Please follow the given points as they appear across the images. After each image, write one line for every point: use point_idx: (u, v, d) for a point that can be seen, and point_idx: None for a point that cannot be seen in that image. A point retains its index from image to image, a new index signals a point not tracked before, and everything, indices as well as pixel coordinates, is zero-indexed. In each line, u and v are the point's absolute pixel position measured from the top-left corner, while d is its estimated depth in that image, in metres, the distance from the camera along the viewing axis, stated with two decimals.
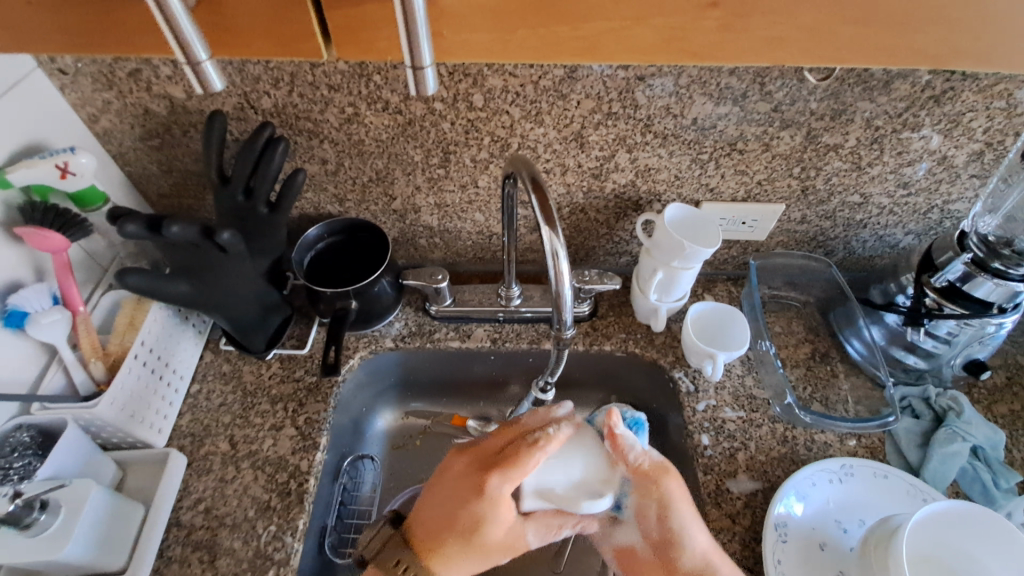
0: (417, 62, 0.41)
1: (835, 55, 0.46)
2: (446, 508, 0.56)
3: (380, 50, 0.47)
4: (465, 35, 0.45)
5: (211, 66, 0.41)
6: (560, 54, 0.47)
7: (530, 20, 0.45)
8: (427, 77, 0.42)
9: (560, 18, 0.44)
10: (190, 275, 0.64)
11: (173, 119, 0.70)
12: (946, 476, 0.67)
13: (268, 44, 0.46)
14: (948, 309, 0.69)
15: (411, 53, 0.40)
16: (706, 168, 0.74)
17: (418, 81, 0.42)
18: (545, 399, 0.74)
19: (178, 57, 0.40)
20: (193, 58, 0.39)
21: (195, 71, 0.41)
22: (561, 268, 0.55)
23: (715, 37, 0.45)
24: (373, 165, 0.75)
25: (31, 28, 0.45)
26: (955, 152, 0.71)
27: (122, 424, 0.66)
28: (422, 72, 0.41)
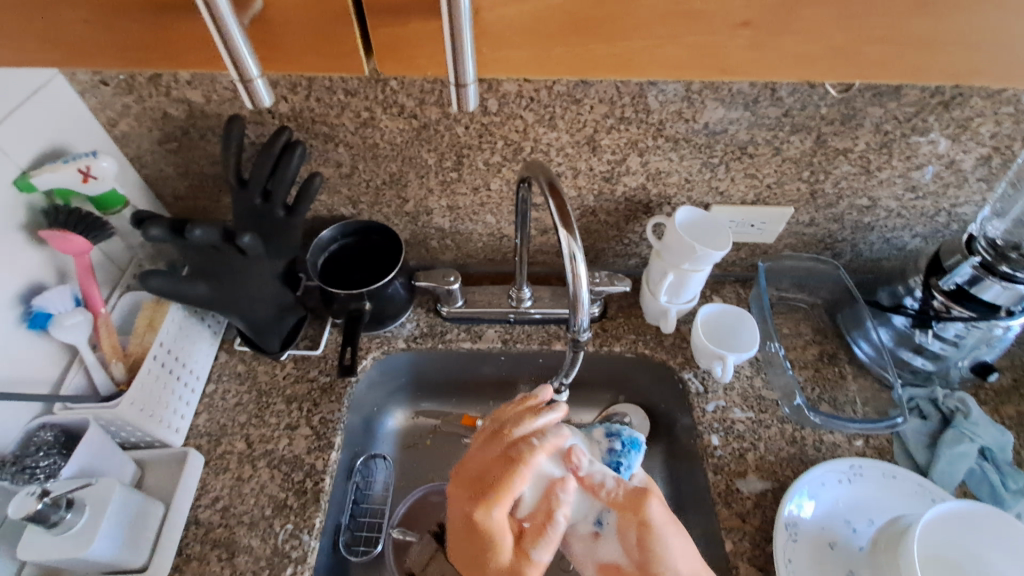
0: (461, 80, 0.43)
1: (861, 72, 0.48)
2: (460, 550, 0.52)
3: (422, 67, 0.48)
4: (504, 51, 0.46)
5: (262, 82, 0.42)
6: (595, 70, 0.48)
7: (570, 40, 0.46)
8: (467, 94, 0.44)
9: (599, 37, 0.46)
10: (209, 277, 0.65)
11: (191, 123, 0.71)
12: (954, 477, 0.68)
13: (313, 61, 0.48)
14: (956, 311, 0.70)
15: (455, 70, 0.42)
16: (716, 171, 0.75)
17: (461, 99, 0.44)
18: (559, 400, 0.75)
19: (232, 75, 0.42)
20: (246, 76, 0.41)
21: (247, 88, 0.42)
22: (579, 271, 0.56)
23: (746, 54, 0.47)
24: (387, 168, 0.76)
25: (89, 46, 0.47)
26: (963, 157, 0.72)
27: (142, 423, 0.67)
28: (463, 88, 0.43)
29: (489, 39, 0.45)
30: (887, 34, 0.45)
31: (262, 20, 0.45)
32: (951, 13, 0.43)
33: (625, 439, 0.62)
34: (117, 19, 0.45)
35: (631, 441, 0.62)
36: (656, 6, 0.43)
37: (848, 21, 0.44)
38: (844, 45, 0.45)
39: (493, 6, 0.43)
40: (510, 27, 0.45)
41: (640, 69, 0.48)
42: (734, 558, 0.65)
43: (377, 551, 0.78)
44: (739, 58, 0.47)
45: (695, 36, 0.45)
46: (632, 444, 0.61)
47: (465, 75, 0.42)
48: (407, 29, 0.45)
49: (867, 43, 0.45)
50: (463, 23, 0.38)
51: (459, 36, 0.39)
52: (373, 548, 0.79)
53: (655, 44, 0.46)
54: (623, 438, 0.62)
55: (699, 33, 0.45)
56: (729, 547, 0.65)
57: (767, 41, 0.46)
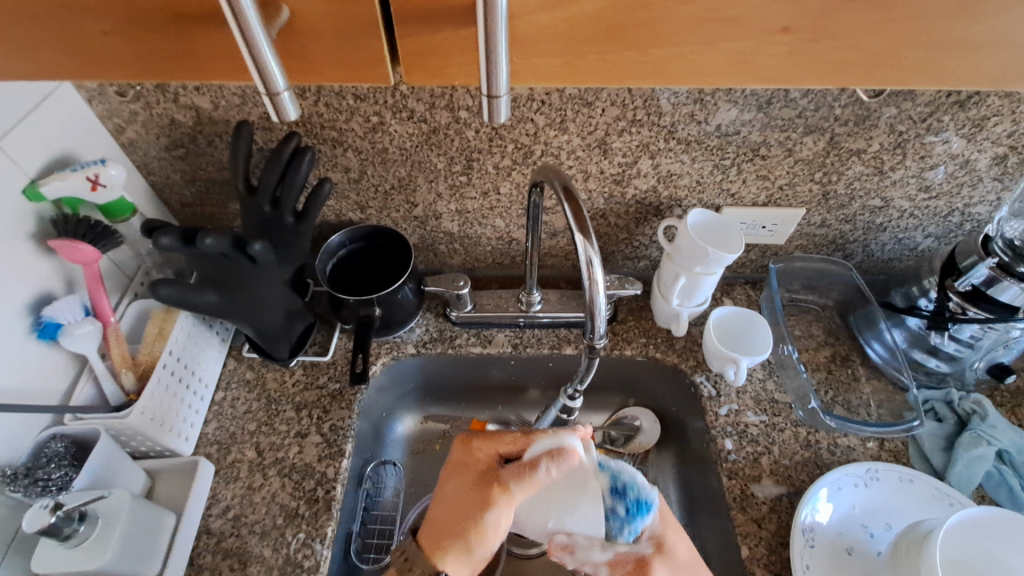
0: (492, 91, 0.41)
1: (901, 76, 0.47)
2: (449, 510, 0.56)
3: (448, 75, 0.48)
4: (534, 59, 0.46)
5: (288, 94, 0.41)
6: (628, 77, 0.48)
7: (601, 47, 0.45)
8: (501, 105, 0.42)
9: (630, 43, 0.45)
10: (219, 286, 0.64)
11: (199, 130, 0.71)
12: (972, 480, 0.67)
13: (341, 70, 0.48)
14: (972, 313, 0.70)
15: (488, 82, 0.41)
16: (728, 173, 0.74)
17: (492, 110, 0.43)
18: (573, 406, 0.75)
19: (258, 88, 0.41)
20: (273, 88, 0.40)
21: (272, 101, 0.41)
22: (596, 276, 0.55)
23: (782, 61, 0.46)
24: (396, 172, 0.75)
25: (112, 57, 0.47)
26: (978, 157, 0.71)
27: (152, 433, 0.66)
28: (497, 101, 0.42)
29: (520, 48, 0.45)
30: (922, 38, 0.44)
31: (289, 29, 0.45)
32: (994, 19, 0.43)
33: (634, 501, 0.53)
34: (141, 32, 0.45)
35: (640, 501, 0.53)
36: (687, 12, 0.43)
37: (884, 25, 0.43)
38: (880, 48, 0.45)
39: (526, 12, 0.43)
40: (542, 35, 0.44)
41: (673, 75, 0.48)
42: (751, 564, 0.64)
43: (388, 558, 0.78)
44: (773, 63, 0.46)
45: (730, 43, 0.45)
46: (640, 506, 0.53)
47: (498, 82, 0.40)
48: (437, 38, 0.45)
49: (904, 45, 0.45)
50: (498, 33, 0.37)
51: (494, 44, 0.38)
52: (385, 555, 0.78)
53: (688, 51, 0.46)
54: (631, 501, 0.53)
55: (733, 39, 0.45)
56: (746, 553, 0.65)
57: (807, 46, 0.45)
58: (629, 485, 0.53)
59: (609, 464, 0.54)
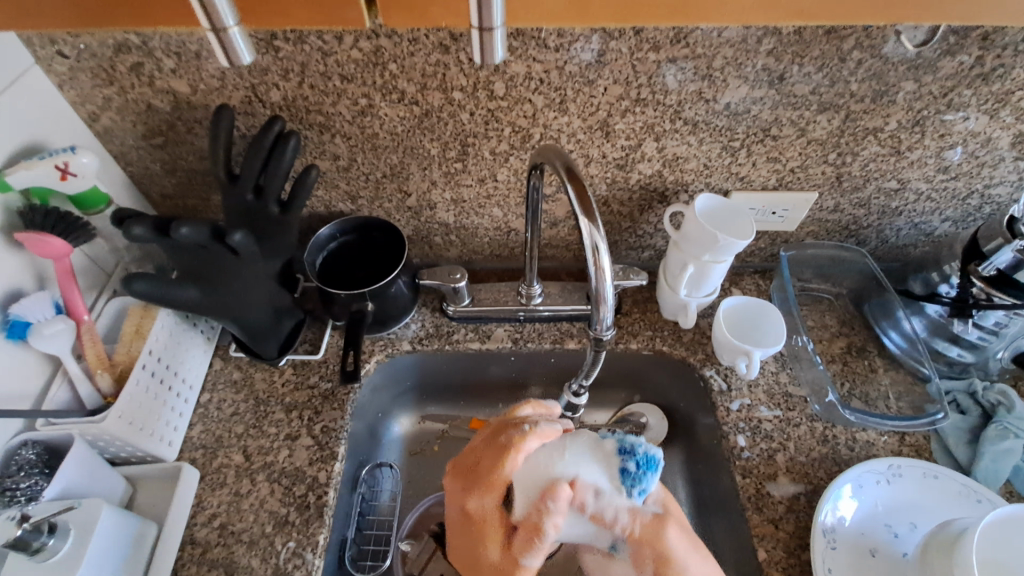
0: (485, 23, 0.38)
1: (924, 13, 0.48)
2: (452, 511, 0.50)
3: (434, 16, 0.47)
4: None
5: (238, 32, 0.41)
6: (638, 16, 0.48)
7: None
8: (493, 47, 0.40)
9: None
10: (200, 280, 0.60)
11: (177, 116, 0.67)
12: (1000, 474, 0.64)
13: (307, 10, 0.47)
14: (997, 299, 0.66)
15: (480, 12, 0.38)
16: (737, 156, 0.70)
17: (484, 46, 0.39)
18: (579, 403, 0.71)
19: (204, 24, 0.40)
20: (218, 25, 0.39)
21: (221, 39, 0.41)
22: (602, 264, 0.51)
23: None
24: (388, 160, 0.71)
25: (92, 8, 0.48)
26: (1001, 134, 0.67)
27: (131, 438, 0.63)
28: (489, 35, 0.39)
29: None
30: None
31: None
32: None
33: (641, 456, 0.49)
34: None
35: (647, 458, 0.49)
36: None
37: None
38: None
39: None
40: None
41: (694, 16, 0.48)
42: (768, 567, 0.60)
43: (386, 566, 0.74)
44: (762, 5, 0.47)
45: None
46: (648, 465, 0.49)
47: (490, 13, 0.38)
48: None
49: None
50: None
51: None
52: (381, 563, 0.74)
53: None
54: (638, 456, 0.49)
55: None
56: (763, 556, 0.61)
57: None
58: (635, 441, 0.50)
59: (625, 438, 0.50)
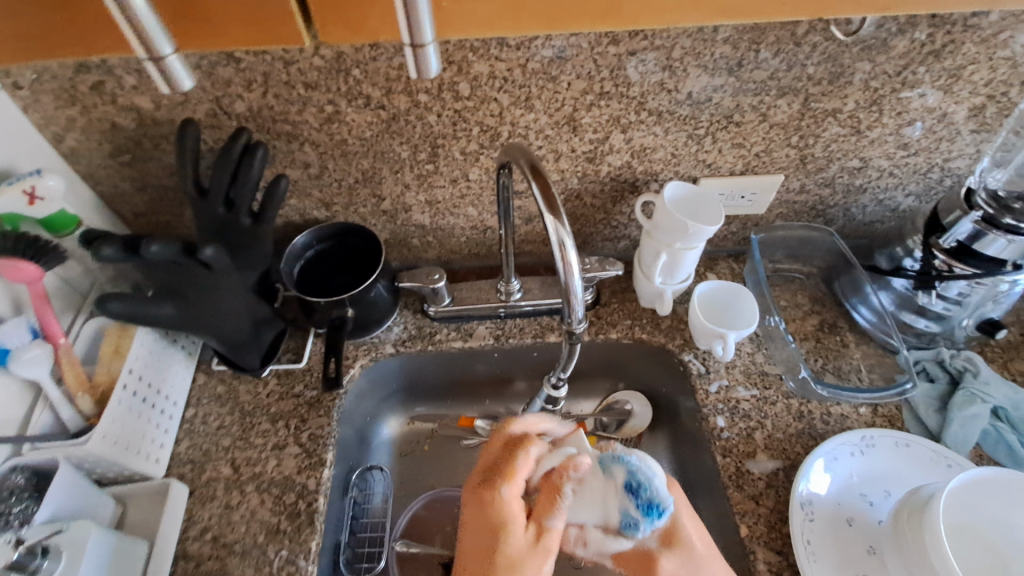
0: (417, 41, 0.40)
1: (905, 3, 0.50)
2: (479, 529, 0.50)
3: (369, 30, 0.50)
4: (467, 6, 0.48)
5: (176, 60, 0.41)
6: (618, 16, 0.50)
7: None
8: (418, 12, 0.38)
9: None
10: (175, 296, 0.60)
11: (143, 132, 0.67)
12: (968, 439, 0.66)
13: (243, 31, 0.49)
14: (959, 270, 0.68)
15: (412, 30, 0.40)
16: (702, 143, 0.72)
17: (420, 62, 0.42)
18: (558, 395, 0.69)
19: (140, 54, 0.40)
20: (156, 52, 0.39)
21: (158, 66, 0.41)
22: (569, 260, 0.52)
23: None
24: (359, 165, 0.72)
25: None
26: (956, 108, 0.69)
27: (118, 457, 0.63)
28: (423, 51, 0.41)
29: None
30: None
31: None
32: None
33: (645, 501, 0.53)
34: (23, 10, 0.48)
35: (652, 504, 0.52)
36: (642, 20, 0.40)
37: None
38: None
39: None
40: None
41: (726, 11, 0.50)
42: (751, 543, 0.62)
43: (381, 566, 0.76)
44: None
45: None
46: (650, 509, 0.52)
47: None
48: None
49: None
50: None
51: None
52: (377, 564, 0.76)
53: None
54: (643, 500, 0.53)
55: None
56: (745, 532, 0.63)
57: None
58: (643, 484, 0.53)
59: (628, 459, 0.55)
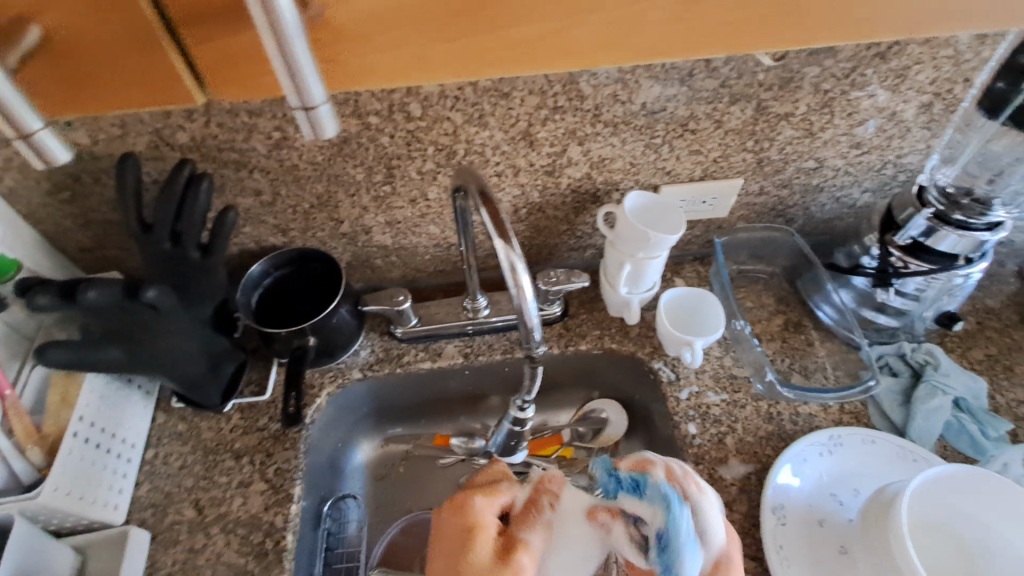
0: (308, 104, 0.41)
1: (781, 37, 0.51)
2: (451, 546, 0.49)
3: (261, 85, 0.51)
4: (368, 59, 0.49)
5: (47, 134, 0.43)
6: (500, 64, 0.51)
7: (464, 29, 0.48)
8: (304, 75, 0.39)
9: (489, 22, 0.48)
10: (122, 339, 0.58)
11: (81, 168, 0.64)
12: (931, 432, 0.68)
13: (137, 92, 0.50)
14: (914, 266, 0.69)
15: (300, 95, 0.41)
16: (660, 152, 0.72)
17: (315, 125, 0.43)
18: (525, 418, 0.65)
19: (9, 132, 0.42)
20: (25, 129, 0.41)
21: (30, 143, 0.42)
22: (522, 283, 0.49)
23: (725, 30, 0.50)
24: (313, 190, 0.70)
25: None
26: (905, 107, 0.70)
27: (75, 509, 0.60)
28: (315, 113, 0.42)
29: (351, 43, 0.48)
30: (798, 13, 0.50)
31: (65, 45, 0.46)
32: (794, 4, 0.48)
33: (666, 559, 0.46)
34: None
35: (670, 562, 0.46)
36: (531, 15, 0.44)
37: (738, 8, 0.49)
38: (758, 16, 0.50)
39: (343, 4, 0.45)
40: (371, 26, 0.47)
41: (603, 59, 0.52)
42: None
43: None
44: (602, 45, 0.50)
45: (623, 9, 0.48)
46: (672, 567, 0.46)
47: (290, 40, 0.37)
48: (238, 40, 0.47)
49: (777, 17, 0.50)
50: (293, 40, 0.38)
51: (289, 52, 0.38)
52: None
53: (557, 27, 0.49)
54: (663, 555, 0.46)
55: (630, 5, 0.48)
56: None
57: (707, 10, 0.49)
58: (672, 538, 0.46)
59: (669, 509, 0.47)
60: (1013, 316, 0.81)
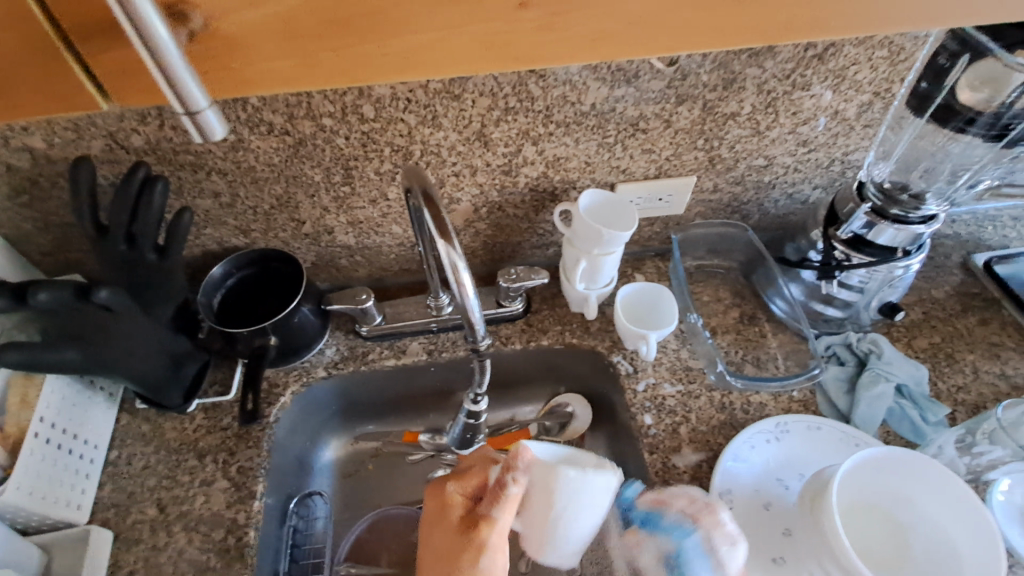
0: (191, 107, 0.42)
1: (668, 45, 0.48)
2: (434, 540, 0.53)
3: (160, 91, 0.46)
4: (257, 63, 0.45)
5: None
6: (373, 75, 0.47)
7: (327, 41, 0.44)
8: (184, 82, 0.40)
9: (365, 33, 0.44)
10: (78, 339, 0.58)
11: (37, 172, 0.64)
12: (874, 418, 0.70)
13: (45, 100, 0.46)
14: (856, 259, 0.72)
15: (180, 99, 0.41)
16: (613, 151, 0.74)
17: (202, 128, 0.43)
18: (479, 411, 0.68)
19: None
20: None
21: None
22: (463, 282, 0.52)
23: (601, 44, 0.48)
24: (272, 191, 0.71)
25: None
26: (846, 106, 0.73)
27: (37, 508, 0.61)
28: (200, 117, 0.42)
29: (235, 51, 0.44)
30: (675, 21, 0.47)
31: None
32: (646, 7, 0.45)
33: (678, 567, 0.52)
34: None
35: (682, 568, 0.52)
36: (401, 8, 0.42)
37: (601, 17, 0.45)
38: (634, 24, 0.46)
39: (227, 12, 0.41)
40: (255, 34, 0.43)
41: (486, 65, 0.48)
42: None
43: None
44: (470, 52, 0.47)
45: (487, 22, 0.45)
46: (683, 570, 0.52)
47: (163, 49, 0.38)
48: (131, 51, 0.44)
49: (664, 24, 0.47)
50: (164, 44, 0.38)
51: (164, 60, 0.38)
52: None
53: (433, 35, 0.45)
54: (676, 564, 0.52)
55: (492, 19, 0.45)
56: None
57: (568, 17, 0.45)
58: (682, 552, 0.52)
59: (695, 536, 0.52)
60: (957, 306, 0.84)
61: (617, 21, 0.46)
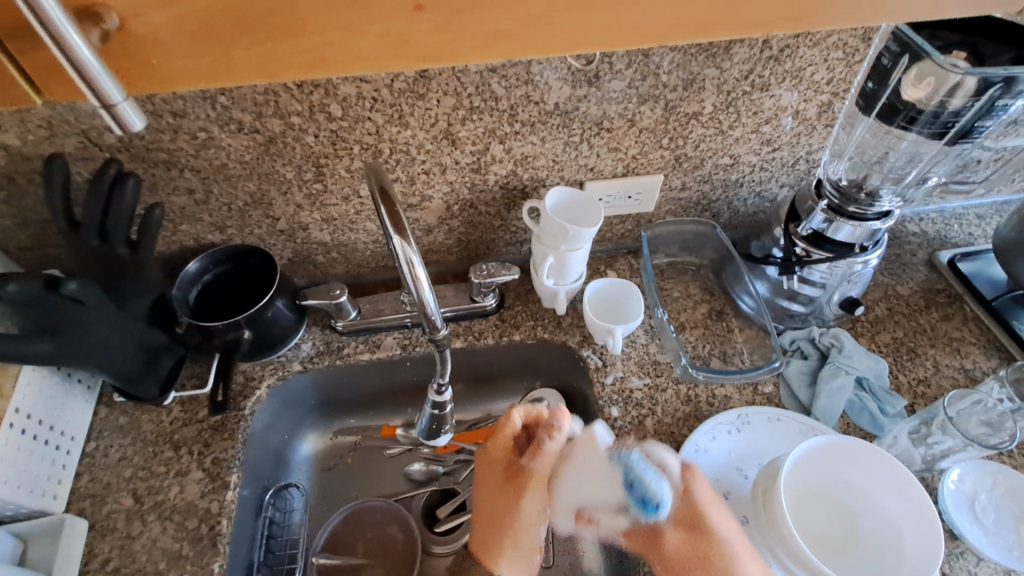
0: (106, 100, 0.42)
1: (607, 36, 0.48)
2: (487, 508, 0.70)
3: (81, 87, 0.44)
4: (177, 62, 0.44)
5: None
6: (288, 70, 0.46)
7: (242, 40, 0.44)
8: (95, 73, 0.40)
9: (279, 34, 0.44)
10: (52, 332, 0.60)
11: (13, 169, 0.66)
12: (834, 410, 0.72)
13: None
14: (816, 255, 0.73)
15: (96, 92, 0.41)
16: (580, 149, 0.75)
17: (118, 117, 0.43)
18: (443, 403, 0.69)
19: None
20: None
21: None
22: (417, 273, 0.54)
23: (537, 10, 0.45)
24: (245, 188, 0.73)
25: None
26: (807, 106, 0.75)
27: (13, 498, 0.62)
28: (117, 109, 0.43)
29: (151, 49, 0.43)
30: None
31: None
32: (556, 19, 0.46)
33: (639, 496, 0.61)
34: None
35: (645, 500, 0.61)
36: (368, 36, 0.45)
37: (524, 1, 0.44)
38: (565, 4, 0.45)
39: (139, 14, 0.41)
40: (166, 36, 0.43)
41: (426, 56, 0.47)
42: None
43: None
44: (377, 51, 0.46)
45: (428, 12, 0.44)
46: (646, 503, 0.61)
47: (75, 48, 0.38)
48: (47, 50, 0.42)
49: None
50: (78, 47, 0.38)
51: (80, 60, 0.39)
52: None
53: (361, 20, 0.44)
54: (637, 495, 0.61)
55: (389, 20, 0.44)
56: None
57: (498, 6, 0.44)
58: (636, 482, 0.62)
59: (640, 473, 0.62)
60: (921, 301, 0.85)
61: (515, 20, 0.45)
